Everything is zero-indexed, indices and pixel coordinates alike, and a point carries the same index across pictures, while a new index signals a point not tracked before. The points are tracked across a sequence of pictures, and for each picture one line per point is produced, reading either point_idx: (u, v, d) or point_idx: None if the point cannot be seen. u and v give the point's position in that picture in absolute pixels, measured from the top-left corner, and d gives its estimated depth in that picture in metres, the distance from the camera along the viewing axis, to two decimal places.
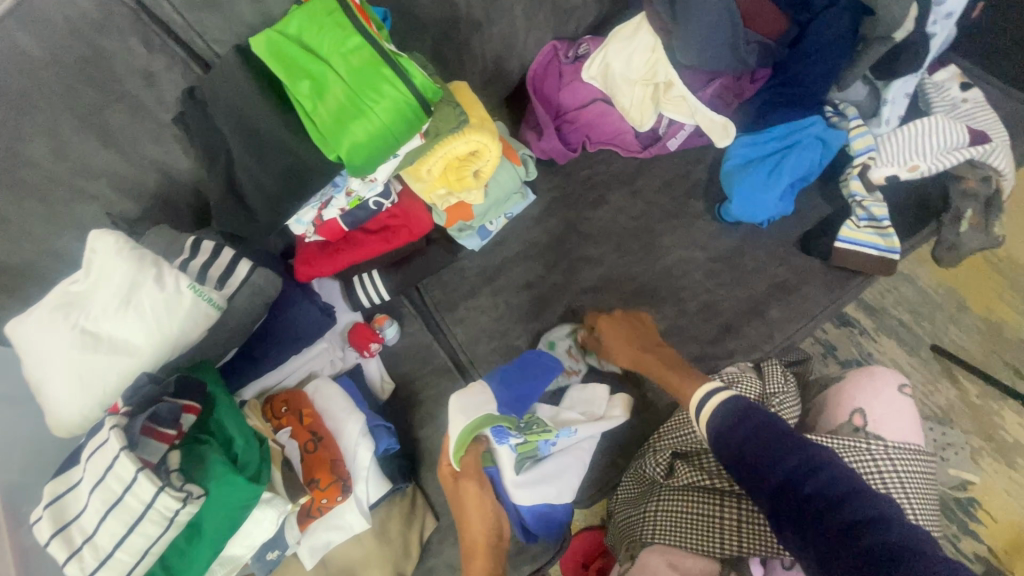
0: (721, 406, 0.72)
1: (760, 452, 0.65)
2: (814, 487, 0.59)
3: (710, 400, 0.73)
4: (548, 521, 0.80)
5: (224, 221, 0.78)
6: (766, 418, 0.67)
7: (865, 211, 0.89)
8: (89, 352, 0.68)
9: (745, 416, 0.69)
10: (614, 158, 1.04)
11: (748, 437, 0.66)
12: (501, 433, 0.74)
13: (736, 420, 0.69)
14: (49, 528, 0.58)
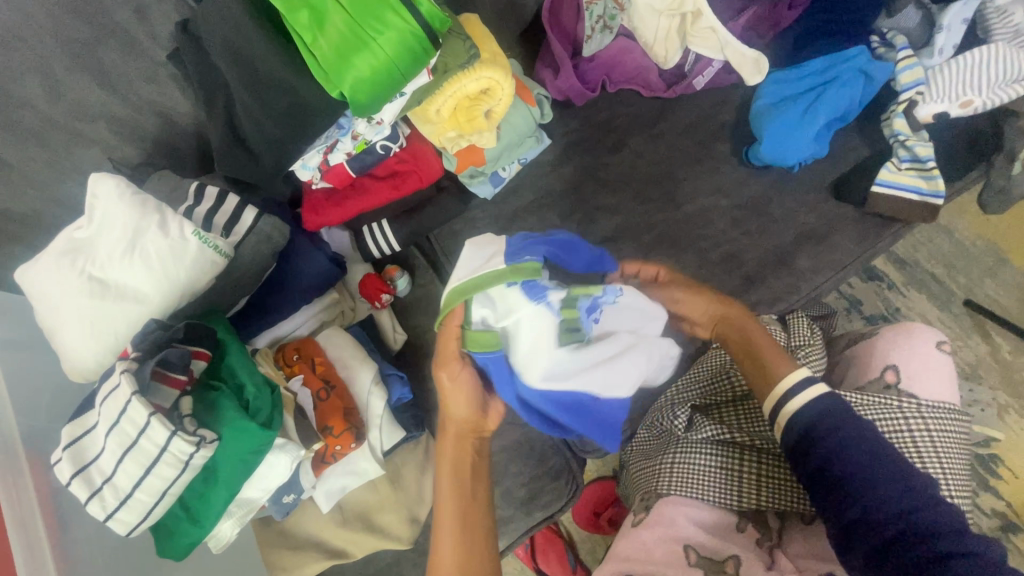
0: (815, 406, 0.61)
1: (857, 466, 0.56)
2: (905, 523, 0.53)
3: (801, 395, 0.62)
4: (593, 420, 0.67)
5: (227, 165, 0.75)
6: (865, 433, 0.58)
7: (908, 151, 0.82)
8: (98, 299, 0.67)
9: (841, 425, 0.58)
10: (636, 99, 0.98)
11: (850, 461, 0.56)
12: (535, 288, 0.61)
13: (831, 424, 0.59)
14: (68, 469, 0.58)
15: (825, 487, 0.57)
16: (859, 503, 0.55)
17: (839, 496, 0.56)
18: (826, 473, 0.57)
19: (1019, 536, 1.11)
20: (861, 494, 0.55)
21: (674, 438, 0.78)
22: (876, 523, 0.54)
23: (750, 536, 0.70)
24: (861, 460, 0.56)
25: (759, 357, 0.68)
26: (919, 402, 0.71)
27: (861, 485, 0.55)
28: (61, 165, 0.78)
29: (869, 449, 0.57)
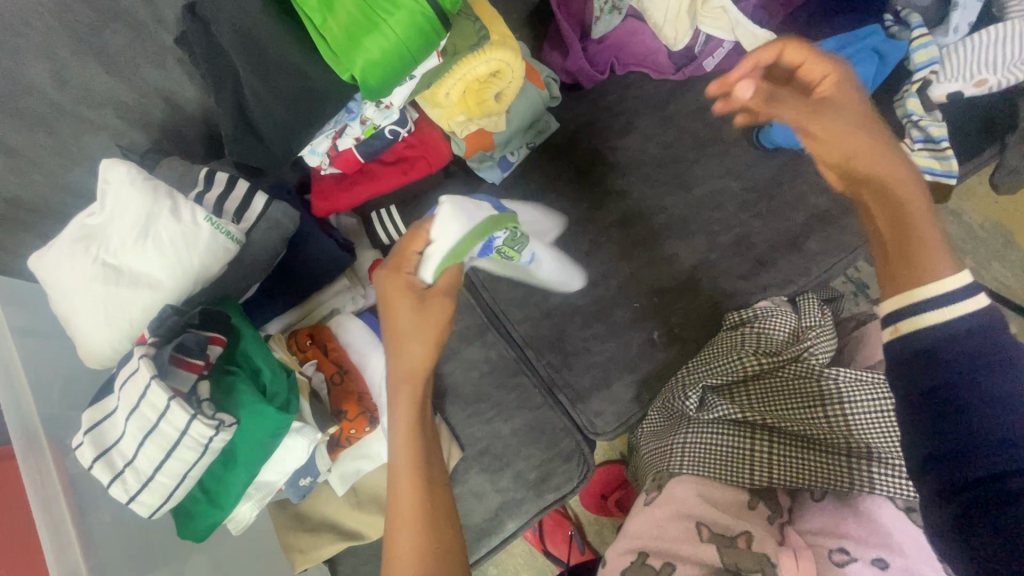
0: (960, 325, 0.48)
1: (991, 397, 0.45)
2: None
3: (940, 309, 0.49)
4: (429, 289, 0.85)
5: (237, 148, 0.74)
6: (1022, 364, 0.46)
7: (921, 132, 0.81)
8: (112, 286, 0.67)
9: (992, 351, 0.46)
10: (645, 81, 0.97)
11: (992, 392, 0.45)
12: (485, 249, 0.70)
13: (972, 347, 0.47)
14: (90, 452, 0.59)
15: (947, 412, 0.46)
16: (985, 435, 0.44)
17: (955, 422, 0.45)
18: (945, 396, 0.46)
19: None
20: (987, 423, 0.44)
21: (685, 419, 0.78)
22: (981, 457, 0.44)
23: (761, 513, 0.71)
24: (998, 390, 0.45)
25: (909, 246, 0.53)
26: None
27: (986, 418, 0.45)
28: (69, 151, 0.77)
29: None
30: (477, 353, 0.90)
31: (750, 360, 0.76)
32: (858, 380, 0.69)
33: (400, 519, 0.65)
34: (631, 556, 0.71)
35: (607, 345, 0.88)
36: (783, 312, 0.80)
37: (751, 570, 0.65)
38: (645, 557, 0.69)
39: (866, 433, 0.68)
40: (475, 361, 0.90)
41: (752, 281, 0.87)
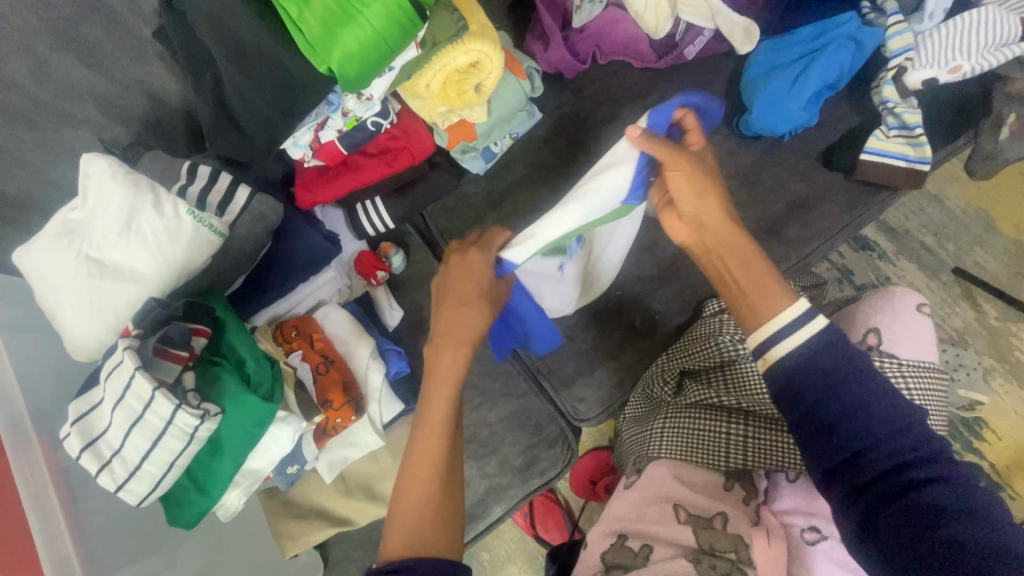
0: (807, 345, 0.58)
1: (847, 409, 0.56)
2: (887, 462, 0.55)
3: (792, 336, 0.59)
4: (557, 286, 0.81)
5: (218, 142, 0.76)
6: (863, 369, 0.57)
7: (896, 118, 0.82)
8: (97, 279, 0.68)
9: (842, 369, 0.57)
10: (627, 71, 0.98)
11: (834, 411, 0.56)
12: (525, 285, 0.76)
13: (826, 364, 0.57)
14: (77, 442, 0.60)
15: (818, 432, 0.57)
16: (846, 450, 0.56)
17: (832, 439, 0.56)
18: (819, 420, 0.57)
19: (1000, 494, 1.15)
20: (854, 429, 0.55)
21: (665, 405, 0.81)
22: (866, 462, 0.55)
23: (738, 495, 0.72)
24: (852, 398, 0.56)
25: (755, 286, 0.62)
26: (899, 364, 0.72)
27: (844, 432, 0.56)
28: (52, 146, 0.78)
29: (869, 394, 0.56)
30: None
31: (729, 344, 0.76)
32: None
33: (409, 484, 0.62)
34: (612, 538, 0.72)
35: (590, 332, 0.89)
36: None
37: (726, 551, 0.67)
38: (625, 539, 0.71)
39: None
40: None
41: None
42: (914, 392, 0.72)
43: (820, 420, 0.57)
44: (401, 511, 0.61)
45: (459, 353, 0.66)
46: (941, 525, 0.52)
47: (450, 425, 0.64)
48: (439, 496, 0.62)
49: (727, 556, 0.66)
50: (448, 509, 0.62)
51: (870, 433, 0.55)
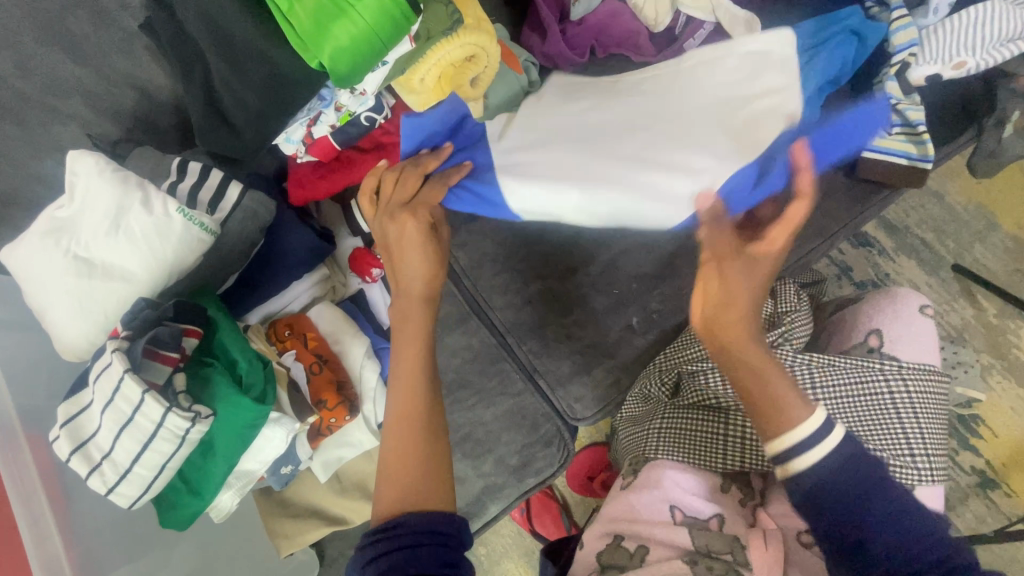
0: (835, 455, 0.59)
1: (875, 527, 0.57)
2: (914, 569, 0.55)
3: (813, 447, 0.58)
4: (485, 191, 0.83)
5: (206, 138, 0.74)
6: (885, 479, 0.58)
7: (898, 116, 0.81)
8: (85, 279, 0.67)
9: (867, 487, 0.58)
10: (626, 64, 0.96)
11: (845, 511, 0.57)
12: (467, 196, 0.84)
13: (850, 484, 0.58)
14: (67, 445, 0.59)
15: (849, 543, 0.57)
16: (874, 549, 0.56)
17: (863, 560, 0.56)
18: (850, 541, 0.57)
19: (994, 491, 1.15)
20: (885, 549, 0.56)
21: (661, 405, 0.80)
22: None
23: (733, 497, 0.73)
24: (881, 511, 0.57)
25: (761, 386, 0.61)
26: (900, 366, 0.72)
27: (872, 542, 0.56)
28: (38, 142, 0.76)
29: (889, 507, 0.57)
30: (459, 341, 0.91)
31: None
32: (832, 365, 0.72)
33: (397, 456, 0.65)
34: (607, 539, 0.72)
35: (588, 331, 0.88)
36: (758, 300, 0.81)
37: (721, 552, 0.67)
38: (620, 540, 0.71)
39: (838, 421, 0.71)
40: (457, 349, 0.91)
41: None
42: (916, 395, 0.72)
43: (850, 532, 0.57)
44: (395, 474, 0.64)
45: (429, 306, 0.74)
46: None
47: (428, 395, 0.68)
48: (429, 461, 0.65)
49: (723, 558, 0.66)
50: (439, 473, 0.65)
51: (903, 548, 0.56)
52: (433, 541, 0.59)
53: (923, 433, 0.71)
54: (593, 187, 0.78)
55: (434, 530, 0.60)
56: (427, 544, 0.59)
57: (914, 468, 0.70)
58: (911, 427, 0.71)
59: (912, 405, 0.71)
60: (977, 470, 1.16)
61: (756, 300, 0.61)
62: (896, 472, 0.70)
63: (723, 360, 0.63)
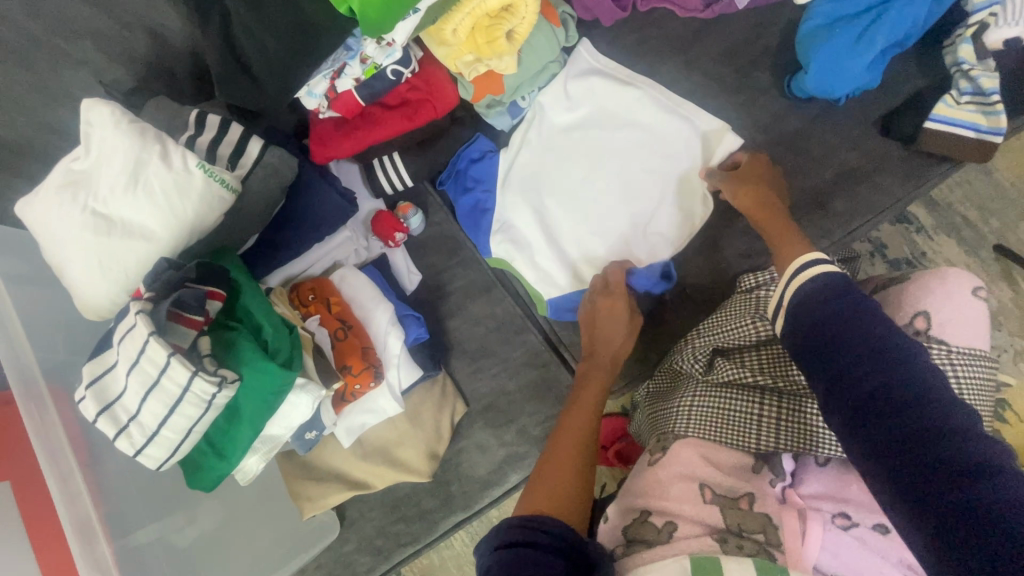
0: (818, 280, 0.60)
1: (843, 326, 0.54)
2: (881, 384, 0.50)
3: (809, 269, 0.62)
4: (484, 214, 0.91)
5: (225, 91, 0.68)
6: (865, 309, 0.54)
7: (970, 82, 0.75)
8: (103, 237, 0.64)
9: (838, 295, 0.57)
10: (670, 19, 0.89)
11: (824, 315, 0.56)
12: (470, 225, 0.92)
13: (823, 296, 0.58)
14: (93, 407, 0.58)
15: (814, 344, 0.56)
16: (835, 364, 0.53)
17: (823, 350, 0.55)
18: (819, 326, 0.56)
19: None
20: (846, 343, 0.53)
21: (693, 381, 0.78)
22: (860, 377, 0.51)
23: (767, 478, 0.71)
24: (859, 344, 0.53)
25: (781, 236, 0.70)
26: (948, 348, 0.70)
27: (842, 358, 0.53)
28: (51, 89, 0.73)
29: (882, 322, 0.53)
30: (483, 309, 0.90)
31: (765, 324, 0.74)
32: None
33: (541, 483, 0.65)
34: (634, 513, 0.71)
35: None
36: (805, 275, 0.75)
37: (754, 531, 0.66)
38: (648, 515, 0.70)
39: None
40: (481, 317, 0.90)
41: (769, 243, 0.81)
42: (962, 380, 0.69)
43: (818, 332, 0.56)
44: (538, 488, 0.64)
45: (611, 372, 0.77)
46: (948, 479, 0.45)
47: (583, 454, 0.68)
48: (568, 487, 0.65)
49: (755, 537, 0.65)
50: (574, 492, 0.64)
51: (864, 353, 0.52)
52: (563, 552, 0.55)
53: None
54: (561, 216, 0.88)
55: (567, 538, 0.56)
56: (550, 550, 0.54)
57: None
58: None
59: (958, 391, 0.69)
60: None
61: (776, 205, 0.75)
62: None
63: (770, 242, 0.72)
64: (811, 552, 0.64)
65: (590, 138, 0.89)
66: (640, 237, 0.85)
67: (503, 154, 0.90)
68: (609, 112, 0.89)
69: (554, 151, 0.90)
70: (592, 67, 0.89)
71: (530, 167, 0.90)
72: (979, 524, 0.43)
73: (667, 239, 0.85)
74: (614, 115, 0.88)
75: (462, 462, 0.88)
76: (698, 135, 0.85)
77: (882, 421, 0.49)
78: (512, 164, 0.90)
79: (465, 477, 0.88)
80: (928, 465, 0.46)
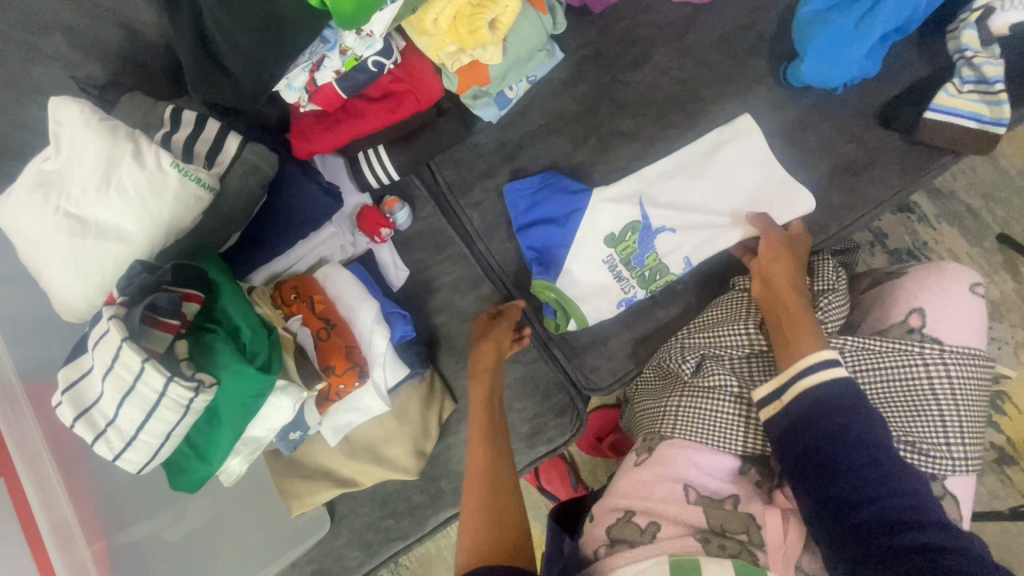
0: (833, 386, 0.61)
1: (842, 451, 0.58)
2: (885, 510, 0.55)
3: (817, 374, 0.62)
4: (546, 257, 0.86)
5: (200, 86, 0.66)
6: (866, 428, 0.59)
7: (974, 70, 0.71)
8: (77, 239, 0.63)
9: (844, 409, 0.60)
10: (663, 4, 0.87)
11: (830, 430, 0.59)
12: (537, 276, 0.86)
13: (833, 407, 0.60)
14: (70, 412, 0.57)
15: (813, 461, 0.59)
16: (832, 487, 0.57)
17: (824, 471, 0.58)
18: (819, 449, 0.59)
19: (1010, 467, 1.15)
20: (842, 470, 0.57)
21: (681, 382, 0.78)
22: (856, 515, 0.56)
23: (751, 478, 0.72)
24: (855, 489, 0.57)
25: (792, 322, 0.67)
26: (942, 347, 0.67)
27: (838, 462, 0.58)
28: (20, 83, 0.70)
29: (875, 449, 0.58)
30: (471, 306, 0.89)
31: (757, 334, 0.73)
32: (864, 347, 0.68)
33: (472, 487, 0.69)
34: (618, 513, 0.71)
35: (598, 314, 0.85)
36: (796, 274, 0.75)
37: (737, 531, 0.66)
38: (631, 515, 0.70)
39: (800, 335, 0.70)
40: (469, 313, 0.89)
41: None
42: (957, 381, 0.66)
43: (830, 442, 0.59)
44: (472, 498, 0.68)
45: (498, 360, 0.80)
46: None
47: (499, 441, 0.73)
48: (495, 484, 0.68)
49: (738, 538, 0.66)
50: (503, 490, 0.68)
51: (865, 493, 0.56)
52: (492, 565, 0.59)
53: (962, 423, 0.65)
54: (608, 236, 0.84)
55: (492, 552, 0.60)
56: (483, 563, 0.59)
57: (952, 459, 0.65)
58: (948, 413, 0.65)
59: (952, 392, 0.66)
60: (996, 446, 1.15)
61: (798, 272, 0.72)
62: (932, 462, 0.65)
63: (773, 301, 0.70)
64: (793, 546, 0.64)
65: (685, 166, 0.83)
66: (644, 243, 0.83)
67: (601, 194, 0.84)
68: (723, 166, 0.82)
69: (659, 176, 0.83)
70: (748, 142, 0.81)
71: (615, 193, 0.84)
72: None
73: (665, 249, 0.82)
74: (729, 171, 0.81)
75: (451, 457, 0.88)
76: (774, 190, 0.79)
77: (875, 540, 0.54)
78: (613, 209, 0.83)
79: (454, 473, 0.88)
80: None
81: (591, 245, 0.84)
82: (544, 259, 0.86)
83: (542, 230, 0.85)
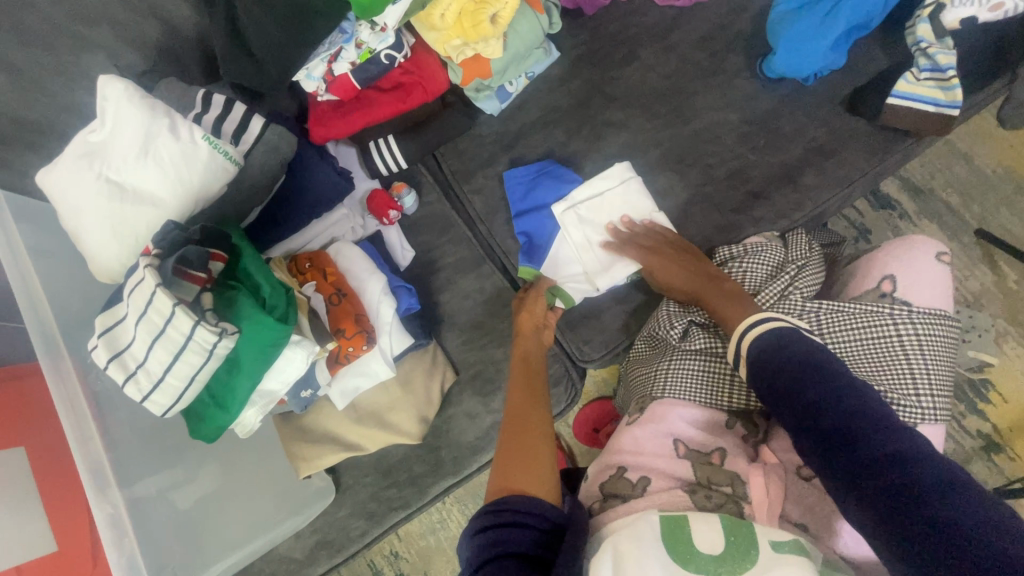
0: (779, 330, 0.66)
1: (802, 371, 0.61)
2: (844, 418, 0.56)
3: (761, 326, 0.67)
4: (538, 245, 0.91)
5: (229, 71, 0.74)
6: (824, 353, 0.62)
7: (929, 60, 0.80)
8: (116, 203, 0.70)
9: (802, 340, 0.63)
10: (650, 9, 0.96)
11: (790, 358, 0.62)
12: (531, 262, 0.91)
13: (790, 340, 0.64)
14: (105, 354, 0.64)
15: (781, 385, 0.62)
16: (802, 404, 0.59)
17: (789, 391, 0.61)
18: (785, 374, 0.62)
19: (998, 455, 1.17)
20: (806, 387, 0.59)
21: (670, 348, 0.83)
22: (825, 426, 0.57)
23: (738, 433, 0.76)
24: (820, 401, 0.58)
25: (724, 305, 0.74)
26: (910, 308, 0.72)
27: (801, 382, 0.60)
28: (68, 69, 0.77)
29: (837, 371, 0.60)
30: (472, 284, 0.95)
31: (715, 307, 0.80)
32: (838, 311, 0.73)
33: (510, 447, 0.69)
34: (611, 470, 0.75)
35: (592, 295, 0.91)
36: (774, 249, 0.81)
37: (722, 483, 0.70)
38: (623, 471, 0.73)
39: (783, 301, 0.75)
40: (470, 291, 0.95)
41: (744, 216, 0.87)
42: (925, 338, 0.71)
43: (786, 372, 0.62)
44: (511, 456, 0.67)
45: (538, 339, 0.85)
46: (910, 506, 0.50)
47: (538, 408, 0.75)
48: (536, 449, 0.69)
49: (722, 490, 0.69)
50: (537, 450, 0.68)
51: (832, 403, 0.57)
52: (540, 532, 0.60)
53: (931, 376, 0.70)
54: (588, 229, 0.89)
55: (545, 518, 0.61)
56: (531, 529, 0.59)
57: (921, 408, 0.69)
58: (919, 368, 0.70)
59: (922, 348, 0.71)
60: (983, 434, 1.18)
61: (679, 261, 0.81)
62: (905, 412, 0.70)
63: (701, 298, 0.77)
64: (776, 500, 0.66)
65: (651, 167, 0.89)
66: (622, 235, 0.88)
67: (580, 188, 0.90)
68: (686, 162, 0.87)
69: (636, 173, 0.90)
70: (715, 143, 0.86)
71: (593, 189, 0.90)
72: (954, 540, 0.47)
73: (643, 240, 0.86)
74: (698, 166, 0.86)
75: (452, 428, 0.92)
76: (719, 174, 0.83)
77: (846, 451, 0.55)
78: (593, 203, 0.90)
79: (454, 443, 0.92)
80: (903, 499, 0.50)
81: (576, 236, 0.89)
82: (536, 245, 0.92)
83: (534, 219, 0.92)
